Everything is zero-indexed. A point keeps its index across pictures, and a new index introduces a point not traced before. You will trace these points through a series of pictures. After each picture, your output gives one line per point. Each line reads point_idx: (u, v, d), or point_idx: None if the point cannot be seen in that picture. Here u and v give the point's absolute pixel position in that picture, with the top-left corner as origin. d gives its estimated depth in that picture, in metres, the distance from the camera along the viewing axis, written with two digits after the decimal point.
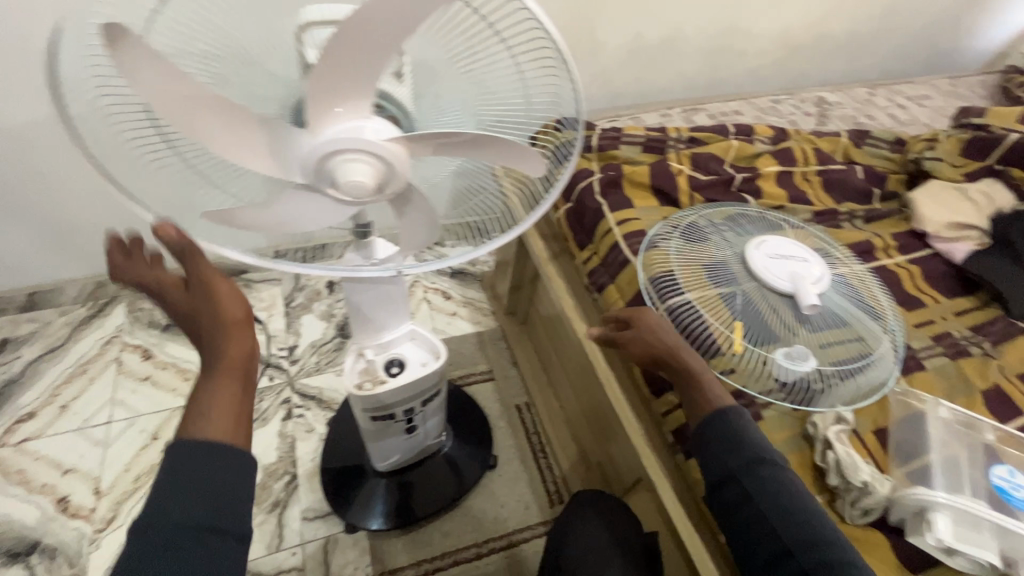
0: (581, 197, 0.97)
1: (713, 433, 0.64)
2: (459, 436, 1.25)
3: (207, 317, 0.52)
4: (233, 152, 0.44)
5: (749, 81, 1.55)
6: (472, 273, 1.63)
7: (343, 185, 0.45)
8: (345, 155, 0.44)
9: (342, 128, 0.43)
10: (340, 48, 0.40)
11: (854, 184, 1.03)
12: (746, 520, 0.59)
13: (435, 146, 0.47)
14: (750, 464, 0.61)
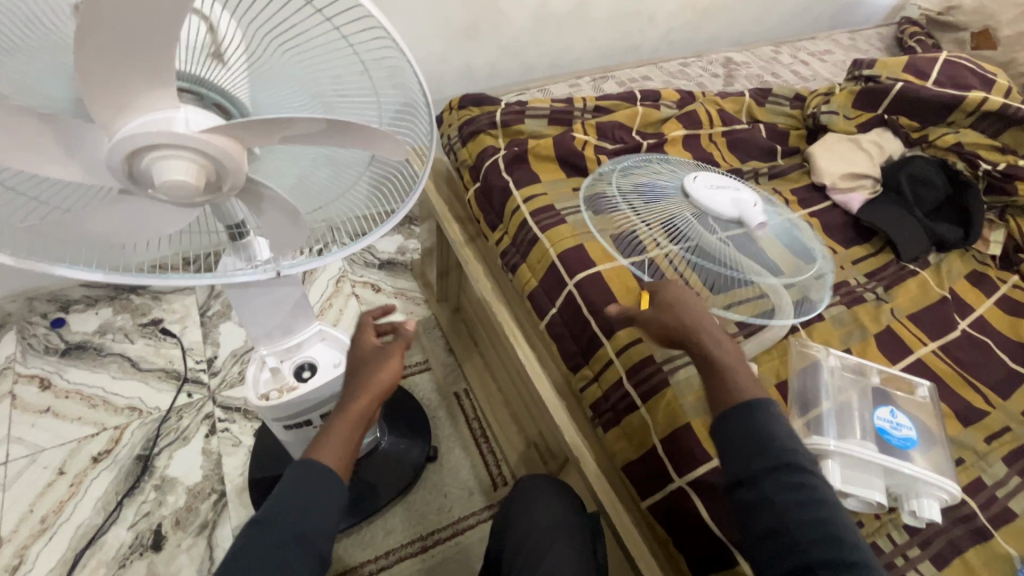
0: (487, 176, 0.94)
1: (731, 433, 0.56)
2: (395, 430, 1.22)
3: (366, 372, 0.68)
4: (25, 160, 0.39)
5: (662, 46, 1.54)
6: (401, 263, 1.58)
7: (162, 186, 0.41)
8: (159, 152, 0.40)
9: (148, 122, 0.39)
10: (99, 36, 0.35)
11: (758, 143, 1.05)
12: (766, 529, 0.51)
13: (279, 139, 0.44)
14: (775, 467, 0.53)
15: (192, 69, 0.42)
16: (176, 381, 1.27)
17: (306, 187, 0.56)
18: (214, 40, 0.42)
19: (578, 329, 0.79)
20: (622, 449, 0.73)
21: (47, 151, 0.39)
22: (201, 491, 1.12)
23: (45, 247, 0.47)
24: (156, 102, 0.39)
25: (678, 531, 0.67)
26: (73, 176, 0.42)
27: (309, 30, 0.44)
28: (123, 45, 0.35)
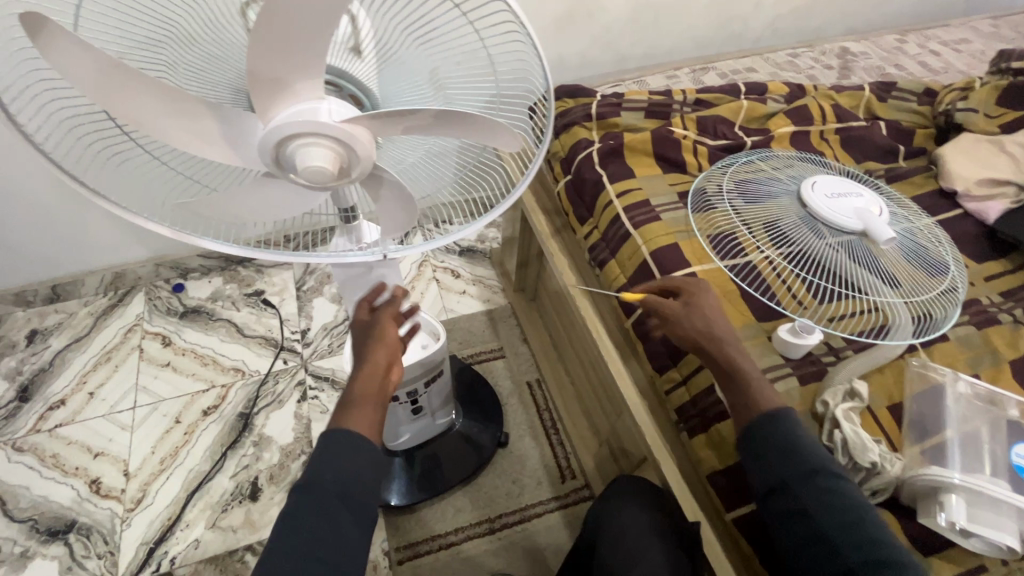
0: (579, 169, 0.93)
1: (762, 442, 0.59)
2: (469, 413, 1.26)
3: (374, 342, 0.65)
4: (187, 143, 0.43)
5: (766, 35, 1.45)
6: (481, 251, 1.61)
7: (301, 170, 0.43)
8: (300, 139, 0.42)
9: (296, 111, 0.42)
10: (273, 28, 0.38)
11: (877, 142, 0.96)
12: (803, 533, 0.55)
13: (399, 126, 0.45)
14: (808, 473, 0.57)
15: (337, 62, 0.46)
16: (274, 348, 1.38)
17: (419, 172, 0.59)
18: (354, 33, 0.45)
19: (668, 329, 0.77)
20: (709, 456, 0.71)
21: (205, 135, 0.43)
22: (293, 451, 1.22)
23: (187, 218, 0.52)
24: (305, 91, 0.42)
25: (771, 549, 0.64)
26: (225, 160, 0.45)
27: (438, 23, 0.45)
28: (282, 38, 0.38)
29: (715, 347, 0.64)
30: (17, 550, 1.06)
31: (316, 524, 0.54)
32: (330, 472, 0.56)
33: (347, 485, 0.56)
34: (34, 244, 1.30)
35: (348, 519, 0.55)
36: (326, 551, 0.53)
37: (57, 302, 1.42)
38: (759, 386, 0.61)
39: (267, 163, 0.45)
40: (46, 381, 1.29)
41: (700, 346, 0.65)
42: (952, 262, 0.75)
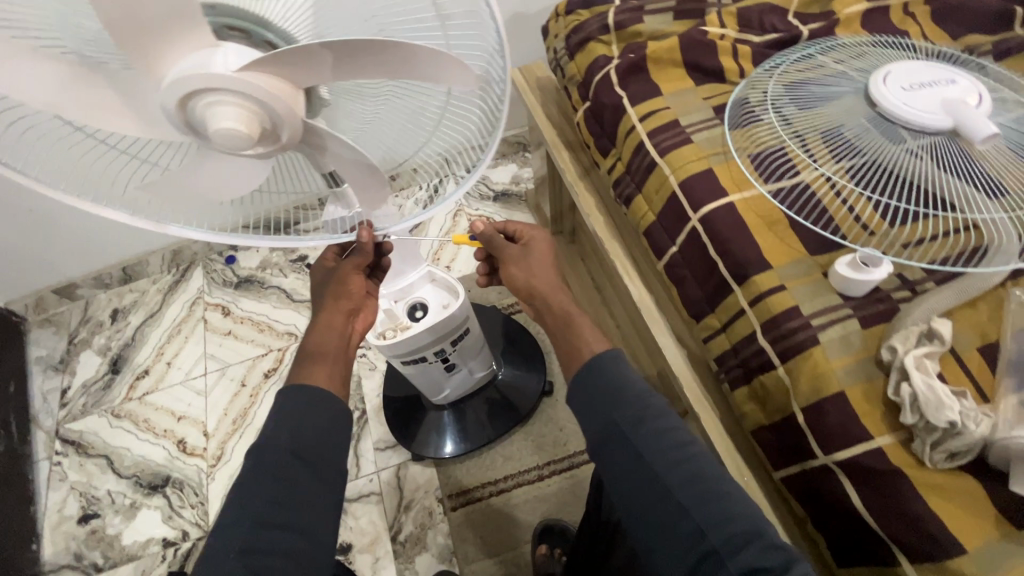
0: (597, 93, 0.81)
1: (588, 386, 0.54)
2: (512, 365, 1.24)
3: (340, 295, 0.70)
4: (96, 117, 0.40)
5: None
6: (516, 194, 1.53)
7: (213, 135, 0.38)
8: (203, 98, 0.37)
9: (189, 64, 0.36)
10: None
11: (984, 7, 0.75)
12: (639, 484, 0.49)
13: (315, 69, 0.38)
14: (641, 416, 0.51)
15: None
16: None
17: (386, 127, 0.51)
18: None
19: (703, 271, 0.68)
20: (753, 411, 0.62)
21: (114, 104, 0.40)
22: None
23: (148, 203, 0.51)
24: (197, 41, 0.36)
25: (811, 504, 0.56)
26: (143, 133, 0.42)
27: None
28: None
29: (539, 292, 0.65)
30: (127, 501, 1.22)
31: (273, 487, 0.52)
32: (287, 432, 0.56)
33: (303, 447, 0.56)
34: (97, 232, 1.39)
35: (304, 483, 0.54)
36: (287, 513, 0.52)
37: (131, 282, 1.54)
38: (587, 330, 0.59)
39: (187, 133, 0.41)
40: (131, 354, 1.42)
41: (528, 294, 0.66)
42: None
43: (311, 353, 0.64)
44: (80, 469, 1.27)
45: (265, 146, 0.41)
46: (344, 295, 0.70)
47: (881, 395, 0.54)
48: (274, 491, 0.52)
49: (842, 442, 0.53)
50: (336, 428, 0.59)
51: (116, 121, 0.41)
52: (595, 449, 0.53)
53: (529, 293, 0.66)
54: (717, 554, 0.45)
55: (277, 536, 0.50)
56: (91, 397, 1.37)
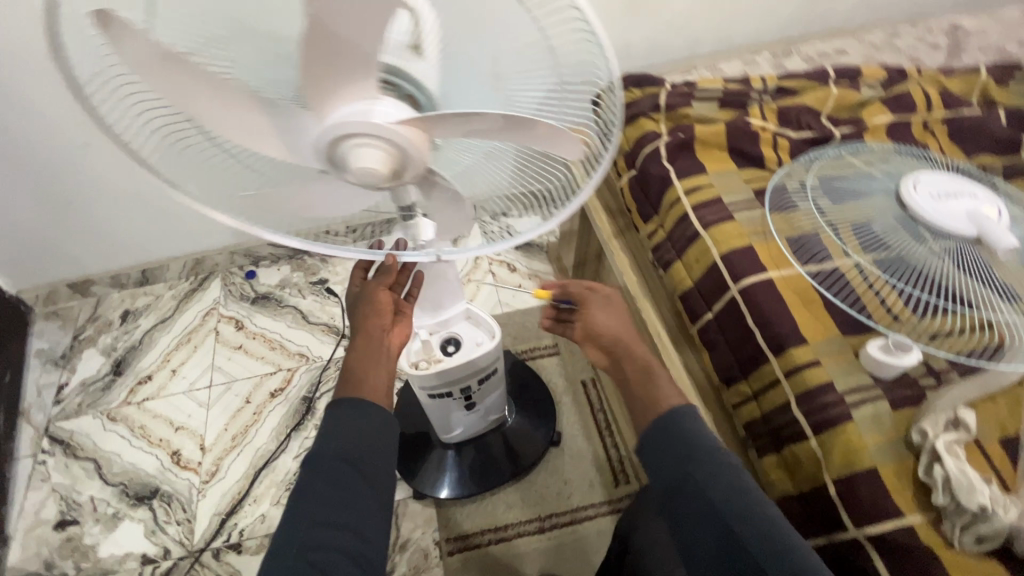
0: (644, 165, 0.88)
1: (661, 438, 0.57)
2: (522, 411, 1.25)
3: (372, 310, 0.70)
4: (247, 139, 0.44)
5: (859, 15, 1.33)
6: (537, 245, 1.59)
7: (356, 170, 0.43)
8: (357, 139, 0.42)
9: (353, 111, 0.41)
10: (329, 21, 0.37)
11: (996, 132, 0.84)
12: (714, 537, 0.51)
13: (457, 128, 0.43)
14: (714, 469, 0.53)
15: (391, 61, 0.44)
16: (336, 335, 1.43)
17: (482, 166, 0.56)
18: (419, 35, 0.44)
19: (738, 339, 0.72)
20: (781, 480, 0.65)
21: (264, 130, 0.44)
22: None
23: (255, 212, 0.52)
24: (364, 89, 0.41)
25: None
26: (281, 157, 0.46)
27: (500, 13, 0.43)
28: (343, 36, 0.38)
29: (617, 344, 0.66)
30: (110, 510, 1.17)
31: (331, 492, 0.54)
32: (341, 440, 0.58)
33: (355, 455, 0.57)
34: (124, 234, 1.40)
35: (356, 490, 0.55)
36: (343, 517, 0.53)
37: (147, 285, 1.54)
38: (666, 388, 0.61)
39: (323, 162, 0.46)
40: (137, 357, 1.41)
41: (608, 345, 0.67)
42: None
43: (354, 371, 0.65)
44: (65, 471, 1.23)
45: (391, 184, 0.46)
46: (375, 310, 0.70)
47: (912, 475, 0.58)
48: (331, 498, 0.54)
49: (874, 517, 0.56)
50: (387, 439, 0.61)
51: (260, 145, 0.45)
52: (665, 497, 0.56)
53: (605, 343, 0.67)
54: None
55: (336, 542, 0.51)
56: (88, 397, 1.34)
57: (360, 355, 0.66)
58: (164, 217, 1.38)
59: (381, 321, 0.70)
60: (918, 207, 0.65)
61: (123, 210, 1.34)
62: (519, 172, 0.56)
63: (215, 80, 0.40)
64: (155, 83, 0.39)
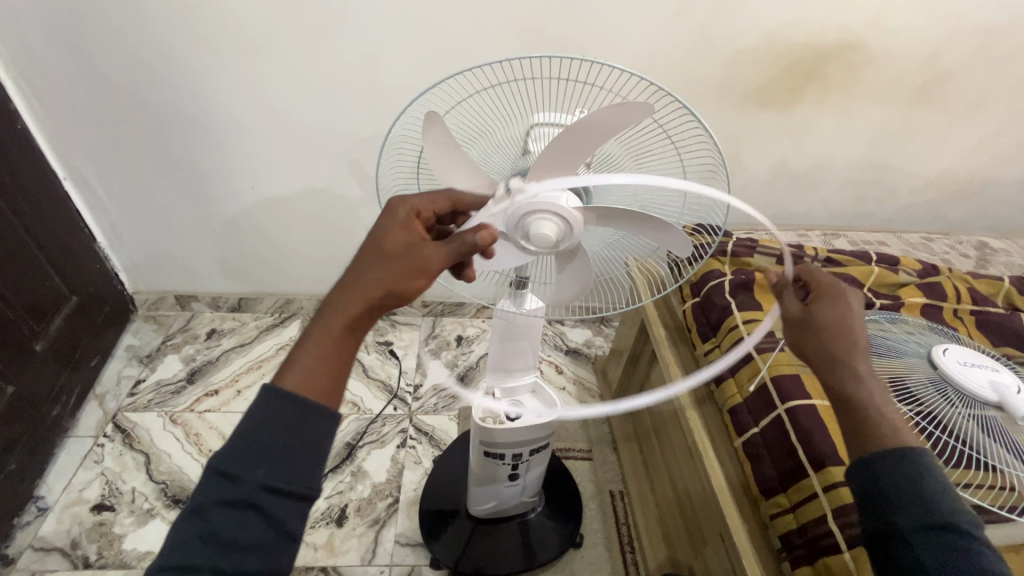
0: (709, 294, 1.06)
1: (875, 475, 0.56)
2: (549, 505, 1.27)
3: (385, 265, 0.55)
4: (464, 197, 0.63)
5: (899, 218, 1.56)
6: (586, 354, 1.73)
7: (534, 235, 0.61)
8: (543, 215, 0.60)
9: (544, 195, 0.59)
10: (562, 141, 0.56)
11: (1018, 330, 0.97)
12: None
13: (608, 215, 0.62)
14: (929, 526, 0.52)
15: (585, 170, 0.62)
16: (389, 394, 1.54)
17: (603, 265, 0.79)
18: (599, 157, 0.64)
19: (781, 454, 0.81)
20: None
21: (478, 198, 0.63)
22: (382, 491, 1.31)
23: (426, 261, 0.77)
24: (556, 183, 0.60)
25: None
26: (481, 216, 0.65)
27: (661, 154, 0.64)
28: (565, 150, 0.57)
29: (831, 369, 0.62)
30: (146, 505, 1.23)
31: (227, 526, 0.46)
32: (264, 462, 0.48)
33: (285, 483, 0.48)
34: (236, 267, 1.61)
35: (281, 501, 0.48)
36: (242, 561, 0.46)
37: (236, 311, 1.72)
38: (889, 424, 0.58)
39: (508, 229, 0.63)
40: (209, 370, 1.55)
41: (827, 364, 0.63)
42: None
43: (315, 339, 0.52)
44: (118, 458, 1.31)
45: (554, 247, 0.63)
46: (381, 262, 0.55)
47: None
48: (227, 536, 0.46)
49: None
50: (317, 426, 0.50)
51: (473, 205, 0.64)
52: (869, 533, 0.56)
53: (821, 360, 0.63)
54: None
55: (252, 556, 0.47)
56: (158, 396, 1.46)
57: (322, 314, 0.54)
58: (275, 258, 1.59)
59: (378, 284, 0.54)
60: (955, 366, 0.77)
61: (245, 246, 1.56)
62: (611, 280, 0.82)
63: (467, 160, 0.61)
64: (433, 157, 0.61)
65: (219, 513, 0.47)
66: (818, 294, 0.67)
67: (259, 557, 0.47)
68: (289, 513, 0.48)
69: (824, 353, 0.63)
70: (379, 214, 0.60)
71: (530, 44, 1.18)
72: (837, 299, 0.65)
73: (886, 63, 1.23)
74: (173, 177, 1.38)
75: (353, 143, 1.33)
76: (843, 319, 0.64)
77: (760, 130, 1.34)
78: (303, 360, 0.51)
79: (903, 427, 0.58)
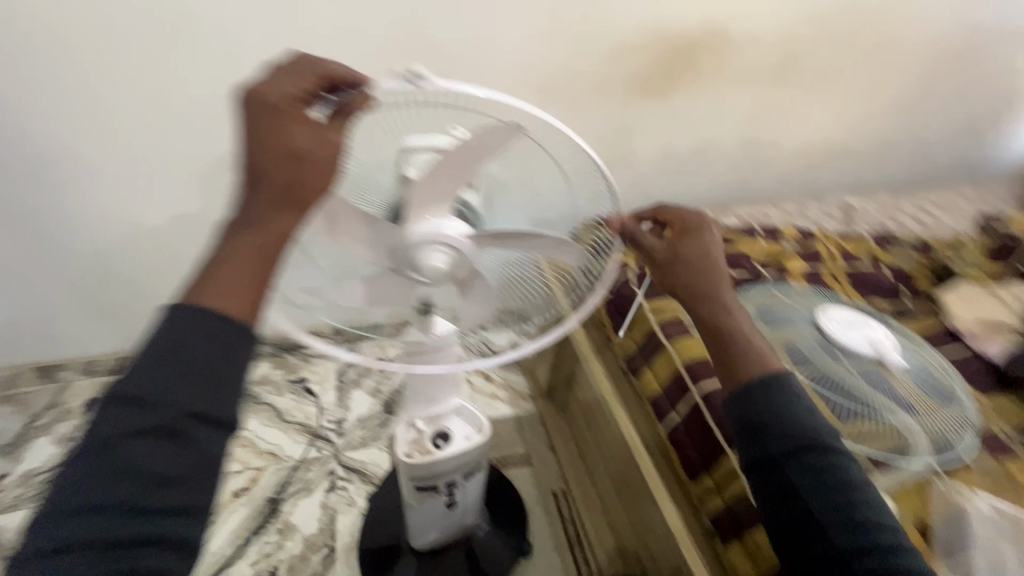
0: (618, 288, 1.07)
1: (745, 410, 0.61)
2: (495, 519, 1.25)
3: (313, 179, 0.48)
4: (345, 239, 0.58)
5: (778, 187, 1.69)
6: (513, 357, 1.71)
7: (425, 268, 0.57)
8: (430, 246, 0.56)
9: (430, 226, 0.56)
10: (432, 171, 0.52)
11: (883, 282, 1.08)
12: (791, 511, 0.58)
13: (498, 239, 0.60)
14: (797, 449, 0.59)
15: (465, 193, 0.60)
16: (310, 435, 1.43)
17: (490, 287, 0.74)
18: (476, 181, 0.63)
19: (701, 436, 0.84)
20: (743, 566, 0.73)
21: (360, 236, 0.58)
22: (315, 543, 1.22)
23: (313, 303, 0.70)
24: (439, 211, 0.56)
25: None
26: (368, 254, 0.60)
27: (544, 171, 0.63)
28: (439, 178, 0.53)
29: (697, 300, 0.65)
30: None
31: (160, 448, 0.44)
32: (190, 385, 0.44)
33: (210, 409, 0.45)
34: (109, 324, 1.41)
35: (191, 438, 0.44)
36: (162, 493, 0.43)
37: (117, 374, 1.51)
38: (753, 356, 0.63)
39: (401, 262, 0.59)
40: None
41: (696, 298, 0.65)
42: (959, 391, 0.84)
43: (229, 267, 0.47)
44: None
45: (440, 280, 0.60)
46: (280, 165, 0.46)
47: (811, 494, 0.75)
48: (144, 468, 0.43)
49: None
50: (238, 358, 0.47)
51: (356, 244, 0.59)
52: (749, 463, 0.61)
53: (689, 294, 0.65)
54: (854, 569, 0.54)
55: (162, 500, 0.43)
56: (28, 490, 1.25)
57: (238, 235, 0.48)
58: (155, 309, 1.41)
59: (298, 195, 0.48)
60: (840, 325, 0.85)
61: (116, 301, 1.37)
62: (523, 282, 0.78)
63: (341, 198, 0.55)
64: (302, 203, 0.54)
65: (136, 445, 0.43)
66: (682, 230, 0.68)
67: (186, 492, 0.44)
68: (211, 441, 0.46)
69: (691, 288, 0.65)
70: (246, 104, 0.47)
71: (408, 52, 1.13)
72: (701, 236, 0.67)
73: (746, 46, 1.31)
74: (8, 235, 1.19)
75: (226, 173, 1.21)
76: (705, 253, 0.66)
77: (644, 119, 1.38)
78: (222, 285, 0.47)
79: (762, 354, 0.63)
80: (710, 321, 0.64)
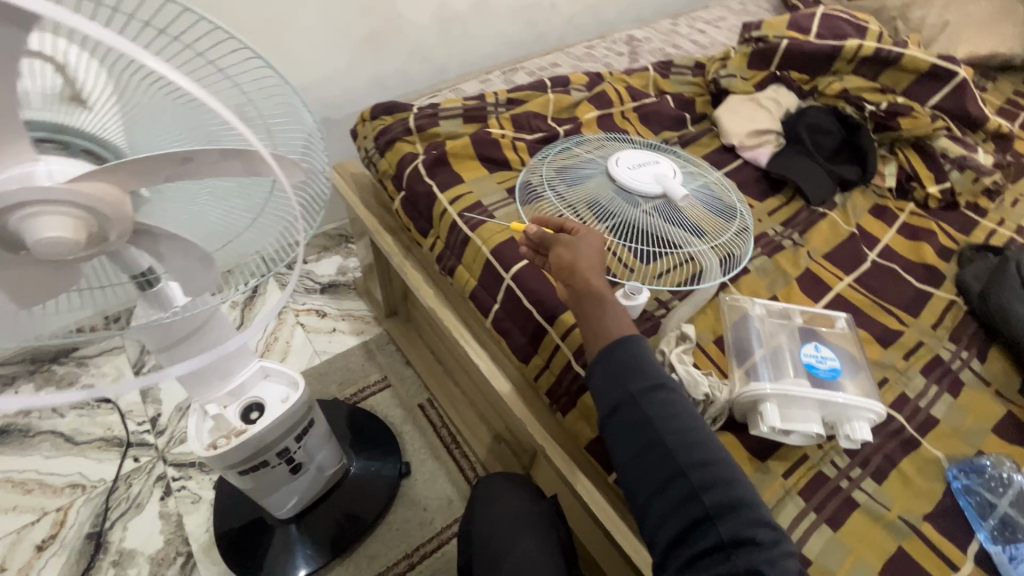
0: (410, 184, 0.93)
1: (608, 365, 0.60)
2: (363, 454, 1.19)
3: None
4: None
5: (569, 31, 1.59)
6: (344, 283, 1.54)
7: (39, 244, 0.39)
8: (30, 209, 0.38)
9: (10, 179, 0.37)
10: None
11: (667, 113, 1.08)
12: (646, 443, 0.56)
13: (165, 173, 0.41)
14: (652, 388, 0.58)
15: (53, 116, 0.40)
16: (119, 447, 1.19)
17: (213, 235, 0.54)
18: (68, 80, 0.40)
19: (522, 320, 0.80)
20: (582, 429, 0.74)
21: None
22: (165, 558, 1.06)
23: None
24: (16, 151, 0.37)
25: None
26: None
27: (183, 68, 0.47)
28: None
29: (580, 278, 0.62)
30: None
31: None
32: None
33: None
34: None
35: None
36: None
37: None
38: (609, 319, 0.61)
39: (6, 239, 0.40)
40: None
41: (572, 277, 0.63)
42: (738, 204, 0.88)
43: None
44: None
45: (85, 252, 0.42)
46: None
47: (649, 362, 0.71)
48: None
49: None
50: None
51: None
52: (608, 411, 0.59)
53: (571, 279, 0.63)
54: (708, 513, 0.52)
55: None
56: None
57: None
58: None
59: None
60: (628, 169, 0.82)
61: None
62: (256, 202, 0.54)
63: None
64: None
65: None
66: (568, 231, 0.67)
67: None
68: None
69: (566, 268, 0.64)
70: None
71: None
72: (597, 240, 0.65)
73: None
74: None
75: None
76: (588, 253, 0.64)
77: None
78: None
79: (619, 317, 0.62)
80: (584, 289, 0.62)
